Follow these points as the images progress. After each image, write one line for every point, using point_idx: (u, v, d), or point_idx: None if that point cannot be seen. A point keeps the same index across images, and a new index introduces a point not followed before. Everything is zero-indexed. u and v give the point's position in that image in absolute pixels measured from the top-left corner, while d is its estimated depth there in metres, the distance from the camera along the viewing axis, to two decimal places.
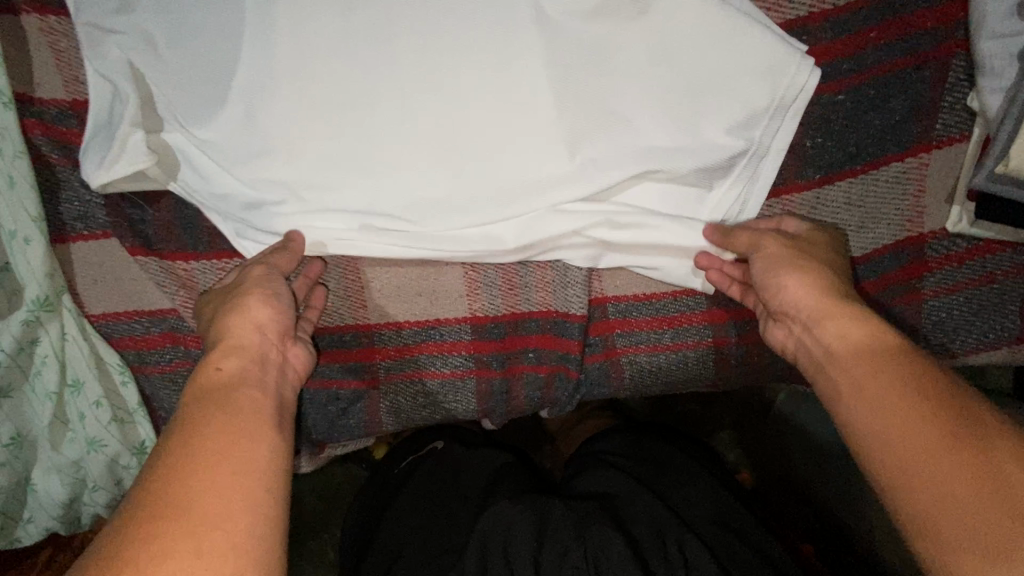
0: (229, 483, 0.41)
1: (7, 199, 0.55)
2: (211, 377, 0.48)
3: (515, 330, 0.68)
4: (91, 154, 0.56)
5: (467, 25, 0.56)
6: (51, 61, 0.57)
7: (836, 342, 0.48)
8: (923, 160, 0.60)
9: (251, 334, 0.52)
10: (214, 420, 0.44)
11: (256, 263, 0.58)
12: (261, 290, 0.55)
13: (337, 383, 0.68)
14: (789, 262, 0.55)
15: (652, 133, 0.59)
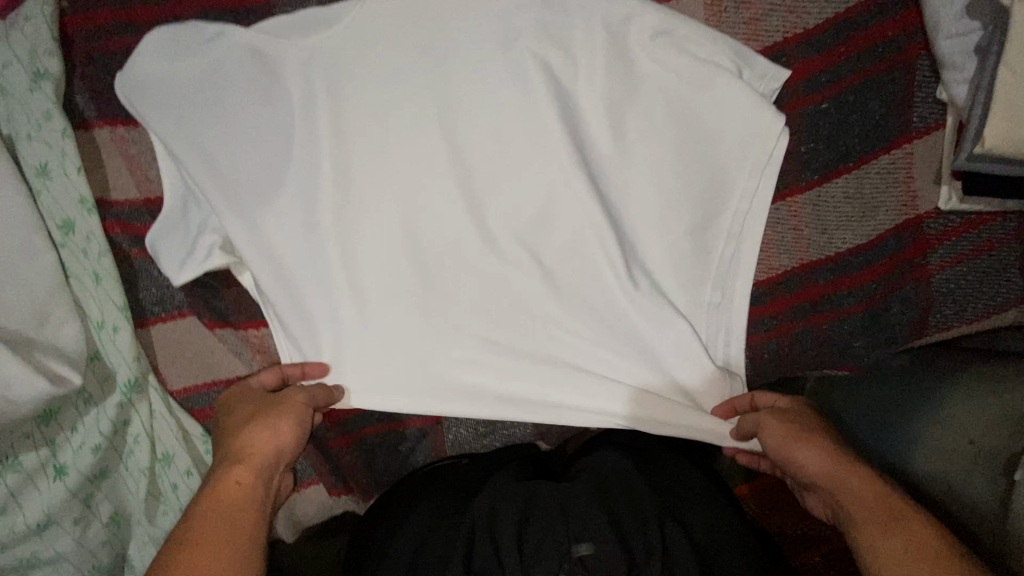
0: None
1: (96, 294, 0.61)
2: (226, 488, 0.54)
3: None
4: (172, 253, 0.62)
5: (481, 95, 0.65)
6: (123, 166, 0.63)
7: (859, 513, 0.52)
8: (907, 151, 0.67)
9: (266, 461, 0.57)
10: (227, 540, 0.50)
11: (282, 394, 0.62)
12: (283, 418, 0.59)
13: (404, 424, 0.73)
14: (795, 435, 0.60)
15: (658, 163, 0.67)
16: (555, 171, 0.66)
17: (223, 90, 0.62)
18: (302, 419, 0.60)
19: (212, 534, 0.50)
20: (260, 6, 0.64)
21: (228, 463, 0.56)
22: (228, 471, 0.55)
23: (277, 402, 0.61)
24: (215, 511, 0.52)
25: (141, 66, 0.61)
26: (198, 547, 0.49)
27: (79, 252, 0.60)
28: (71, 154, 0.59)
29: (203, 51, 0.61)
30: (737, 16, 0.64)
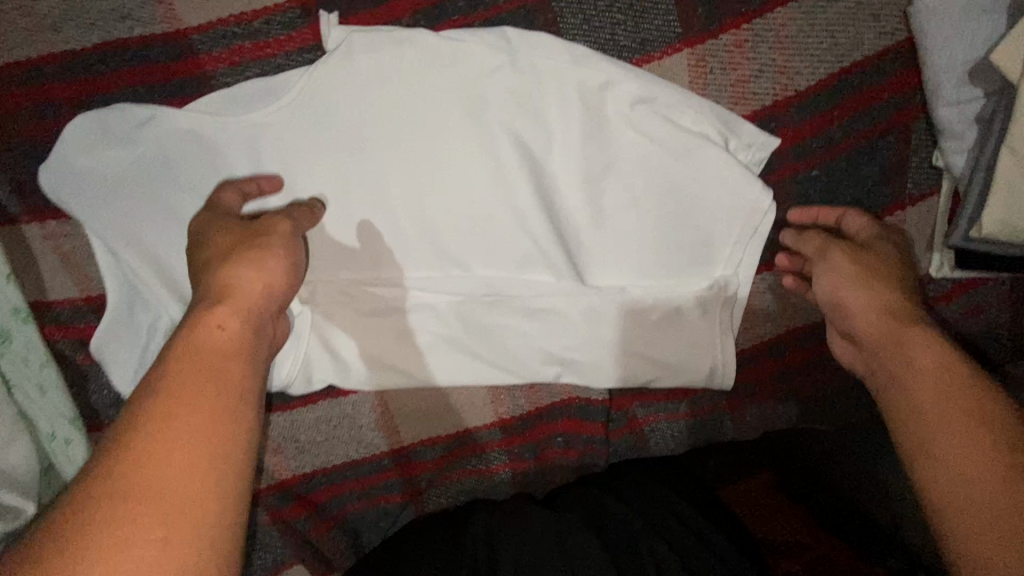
0: (195, 475, 0.36)
1: (42, 406, 0.56)
2: (206, 332, 0.42)
3: (540, 420, 0.74)
4: (113, 361, 0.58)
5: (446, 161, 0.60)
6: (59, 263, 0.58)
7: (907, 372, 0.48)
8: (899, 219, 0.63)
9: (256, 300, 0.46)
10: (202, 390, 0.39)
11: (267, 222, 0.52)
12: (274, 251, 0.49)
13: (383, 498, 0.71)
14: (865, 280, 0.55)
15: (637, 234, 0.62)
16: (528, 247, 0.62)
17: (159, 178, 0.56)
18: (292, 250, 0.51)
19: (189, 401, 0.38)
20: (195, 77, 0.57)
21: (204, 302, 0.45)
22: (203, 312, 0.43)
23: (258, 227, 0.51)
24: (192, 372, 0.40)
25: (65, 158, 0.55)
26: (167, 408, 0.37)
27: (20, 362, 0.55)
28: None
29: (135, 138, 0.55)
30: (722, 78, 0.59)
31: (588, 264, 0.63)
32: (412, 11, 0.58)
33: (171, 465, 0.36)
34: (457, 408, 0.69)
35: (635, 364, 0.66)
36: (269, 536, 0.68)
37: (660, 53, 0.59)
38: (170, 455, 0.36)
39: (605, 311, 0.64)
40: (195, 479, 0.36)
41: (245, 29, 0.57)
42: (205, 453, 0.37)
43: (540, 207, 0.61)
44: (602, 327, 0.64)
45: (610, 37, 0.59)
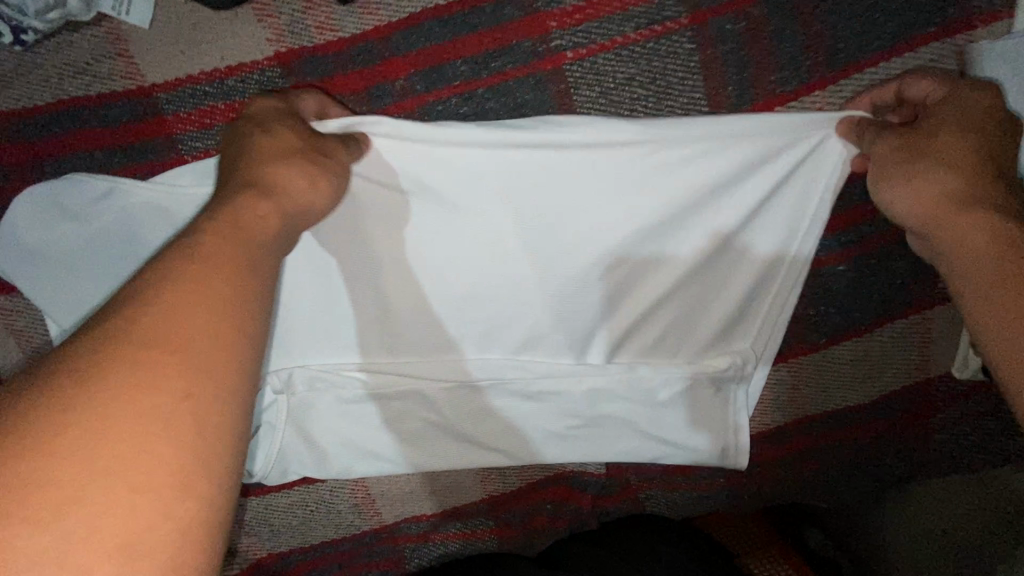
0: (176, 385, 0.26)
1: None
2: (247, 216, 0.36)
3: (532, 490, 0.71)
4: None
5: (439, 235, 0.52)
6: (13, 340, 0.53)
7: (966, 256, 0.41)
8: (924, 317, 0.59)
9: (297, 211, 0.40)
10: (221, 271, 0.31)
11: (325, 141, 0.45)
12: (329, 176, 0.43)
13: (365, 567, 0.68)
14: (906, 155, 0.44)
15: (651, 313, 0.56)
16: (528, 332, 0.56)
17: (116, 256, 0.50)
18: (342, 179, 0.45)
19: (218, 258, 0.31)
20: (160, 140, 0.51)
21: (247, 184, 0.38)
22: (250, 198, 0.37)
23: (321, 143, 0.45)
24: (230, 240, 0.33)
25: (15, 231, 0.50)
26: (194, 275, 0.30)
27: None
28: None
29: (87, 209, 0.49)
30: None
31: (596, 340, 0.57)
32: (408, 74, 0.52)
33: (187, 324, 0.28)
34: (446, 491, 0.67)
35: (634, 450, 0.61)
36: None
37: None
38: (186, 317, 0.28)
39: (606, 401, 0.59)
40: (213, 338, 0.28)
41: (217, 87, 0.51)
42: (210, 364, 0.28)
43: (545, 290, 0.54)
44: (601, 413, 0.59)
45: (629, 112, 0.53)
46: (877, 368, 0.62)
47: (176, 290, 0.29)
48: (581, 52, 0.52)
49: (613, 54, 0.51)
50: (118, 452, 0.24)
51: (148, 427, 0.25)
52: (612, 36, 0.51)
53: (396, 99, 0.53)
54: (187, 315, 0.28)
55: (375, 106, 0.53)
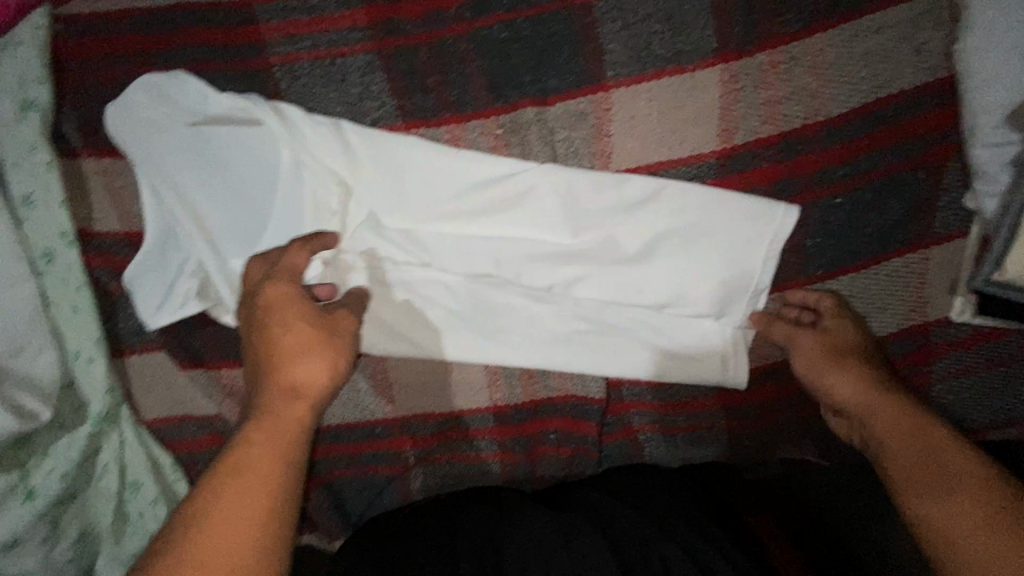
0: (248, 515, 0.46)
1: (74, 325, 0.62)
2: (282, 410, 0.52)
3: (536, 414, 0.73)
4: (145, 297, 0.63)
5: (465, 159, 0.62)
6: (107, 199, 0.63)
7: (880, 433, 0.55)
8: (922, 256, 0.62)
9: (318, 396, 0.54)
10: (274, 440, 0.50)
11: (332, 317, 0.57)
12: (341, 351, 0.56)
13: (369, 469, 0.72)
14: (834, 363, 0.59)
15: (651, 228, 0.63)
16: (547, 236, 0.63)
17: (211, 136, 0.61)
18: (348, 354, 0.56)
19: (262, 460, 0.49)
20: (254, 43, 0.62)
21: (281, 391, 0.52)
22: (287, 404, 0.52)
23: (330, 324, 0.56)
24: (272, 439, 0.50)
25: (129, 103, 0.60)
26: (254, 448, 0.49)
27: (59, 282, 0.61)
28: (55, 187, 0.59)
29: (190, 96, 0.60)
30: (753, 96, 0.60)
31: (599, 246, 0.64)
32: (460, 3, 0.61)
33: (249, 482, 0.48)
34: (454, 389, 0.71)
35: (636, 358, 0.66)
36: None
37: (693, 66, 0.60)
38: (247, 482, 0.48)
39: (613, 308, 0.65)
40: (253, 514, 0.47)
41: (303, 4, 0.61)
42: (257, 499, 0.47)
43: (559, 208, 0.63)
44: (610, 318, 0.65)
45: (646, 45, 0.60)
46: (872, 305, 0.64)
47: (245, 440, 0.50)
48: None
49: None
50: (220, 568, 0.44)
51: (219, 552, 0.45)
52: None
53: (448, 24, 0.61)
54: (237, 519, 0.46)
55: (429, 29, 0.62)
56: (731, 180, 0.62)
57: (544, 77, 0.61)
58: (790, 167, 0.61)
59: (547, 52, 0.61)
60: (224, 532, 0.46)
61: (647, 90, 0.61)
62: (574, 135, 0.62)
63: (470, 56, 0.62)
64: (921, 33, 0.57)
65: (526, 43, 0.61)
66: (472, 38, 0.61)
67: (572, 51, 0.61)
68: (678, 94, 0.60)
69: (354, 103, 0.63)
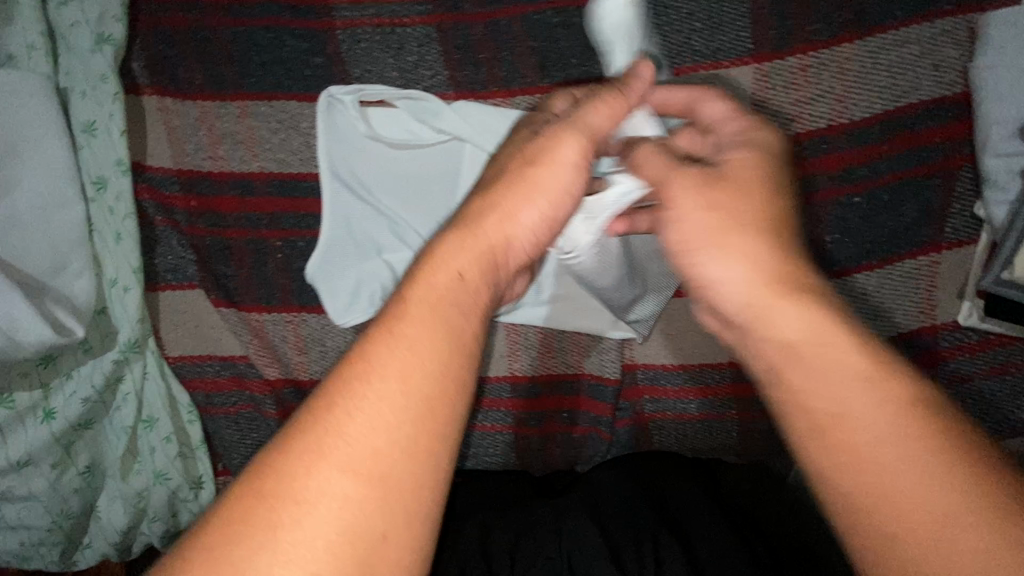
0: (393, 400, 0.37)
1: (115, 251, 0.63)
2: (448, 273, 0.42)
3: (551, 390, 0.74)
4: (338, 301, 0.66)
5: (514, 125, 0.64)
6: (164, 136, 0.65)
7: (814, 366, 0.39)
8: (934, 259, 0.65)
9: (496, 253, 0.45)
10: (435, 303, 0.41)
11: (550, 152, 0.48)
12: (546, 195, 0.48)
13: None
14: (730, 223, 0.45)
15: None
16: None
17: (305, 120, 0.65)
18: (559, 201, 0.49)
19: (415, 332, 0.39)
20: (321, 6, 0.65)
21: (461, 237, 0.44)
22: (458, 251, 0.43)
23: (545, 161, 0.48)
24: (432, 308, 0.40)
25: (215, 70, 0.65)
26: (408, 312, 0.40)
27: (106, 209, 0.63)
28: (118, 116, 0.61)
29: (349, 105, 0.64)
30: (783, 96, 0.64)
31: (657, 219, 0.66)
32: None
33: (409, 356, 0.38)
34: None
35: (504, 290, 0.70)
36: (254, 428, 0.70)
37: (730, 63, 0.64)
38: (407, 353, 0.38)
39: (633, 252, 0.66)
40: (406, 406, 0.37)
41: None
42: (416, 376, 0.38)
43: None
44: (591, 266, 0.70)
45: (686, 41, 0.64)
46: (900, 300, 0.66)
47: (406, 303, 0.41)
48: None
49: None
50: (360, 470, 0.35)
51: (368, 452, 0.36)
52: None
53: (503, 5, 0.65)
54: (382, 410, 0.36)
55: (486, 8, 0.65)
56: None
57: (590, 61, 0.65)
58: (815, 164, 0.65)
59: None
60: (371, 424, 0.36)
61: (685, 82, 0.65)
62: None
63: (523, 37, 0.66)
64: (939, 50, 0.62)
65: (575, 28, 0.65)
66: (525, 20, 0.65)
67: None
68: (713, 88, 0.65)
69: (409, 70, 0.66)
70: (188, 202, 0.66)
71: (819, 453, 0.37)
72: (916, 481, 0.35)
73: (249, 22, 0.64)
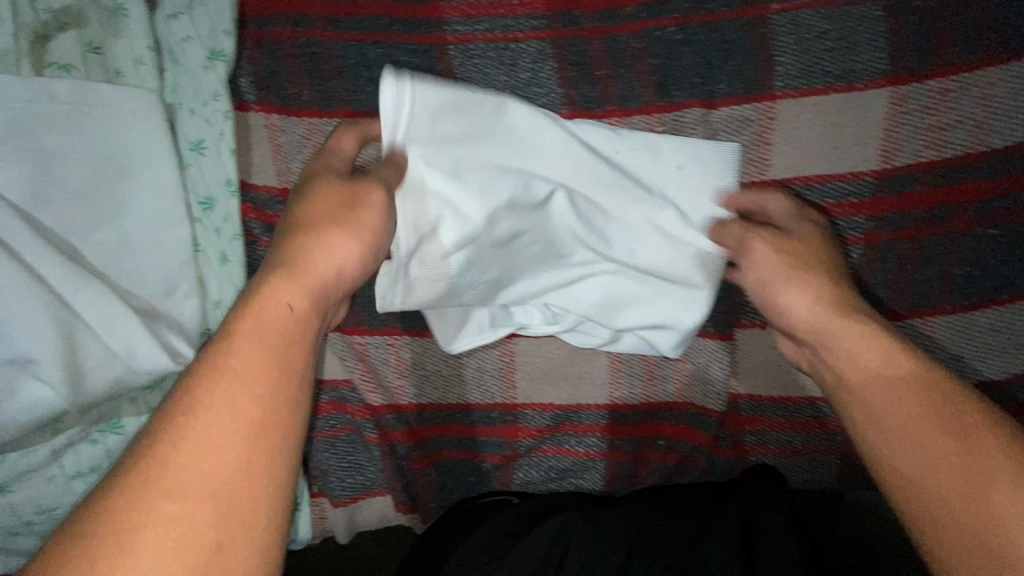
0: (227, 418, 0.39)
1: (220, 274, 0.61)
2: (276, 309, 0.44)
3: (650, 417, 0.72)
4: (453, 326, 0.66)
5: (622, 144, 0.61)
6: (269, 153, 0.63)
7: (849, 368, 0.51)
8: None
9: (319, 283, 0.48)
10: (261, 333, 0.43)
11: (361, 188, 0.52)
12: (361, 229, 0.51)
13: (479, 455, 0.74)
14: (789, 269, 0.55)
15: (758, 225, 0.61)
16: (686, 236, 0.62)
17: None
18: (377, 236, 0.53)
19: (248, 365, 0.41)
20: (433, 20, 0.62)
21: (282, 272, 0.46)
22: (281, 284, 0.46)
23: (356, 196, 0.52)
24: (259, 341, 0.42)
25: (324, 85, 0.62)
26: (249, 340, 0.42)
27: (212, 229, 0.61)
28: (228, 136, 0.59)
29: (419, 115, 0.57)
30: (919, 121, 0.61)
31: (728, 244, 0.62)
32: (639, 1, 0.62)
33: (247, 383, 0.41)
34: (576, 381, 0.71)
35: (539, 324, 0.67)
36: (351, 451, 0.71)
37: (863, 86, 0.61)
38: (244, 382, 0.41)
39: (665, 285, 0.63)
40: (245, 425, 0.40)
41: None
42: (248, 394, 0.40)
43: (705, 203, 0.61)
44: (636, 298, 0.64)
45: (818, 62, 0.61)
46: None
47: (233, 336, 0.42)
48: (787, 5, 0.60)
49: (815, 11, 0.60)
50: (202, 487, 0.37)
51: (213, 471, 0.38)
52: None
53: (623, 21, 0.62)
54: (223, 430, 0.39)
55: (605, 23, 0.63)
56: (886, 200, 0.63)
57: (713, 80, 0.62)
58: (950, 194, 0.62)
59: (720, 56, 0.62)
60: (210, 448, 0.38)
61: (815, 104, 0.62)
62: (737, 139, 0.63)
63: (642, 54, 0.63)
64: None
65: (699, 46, 0.62)
66: (646, 37, 0.62)
67: (744, 59, 0.62)
68: (845, 111, 0.61)
69: (522, 88, 0.64)
70: None
71: (875, 437, 0.48)
72: (944, 448, 0.44)
73: (360, 36, 0.62)
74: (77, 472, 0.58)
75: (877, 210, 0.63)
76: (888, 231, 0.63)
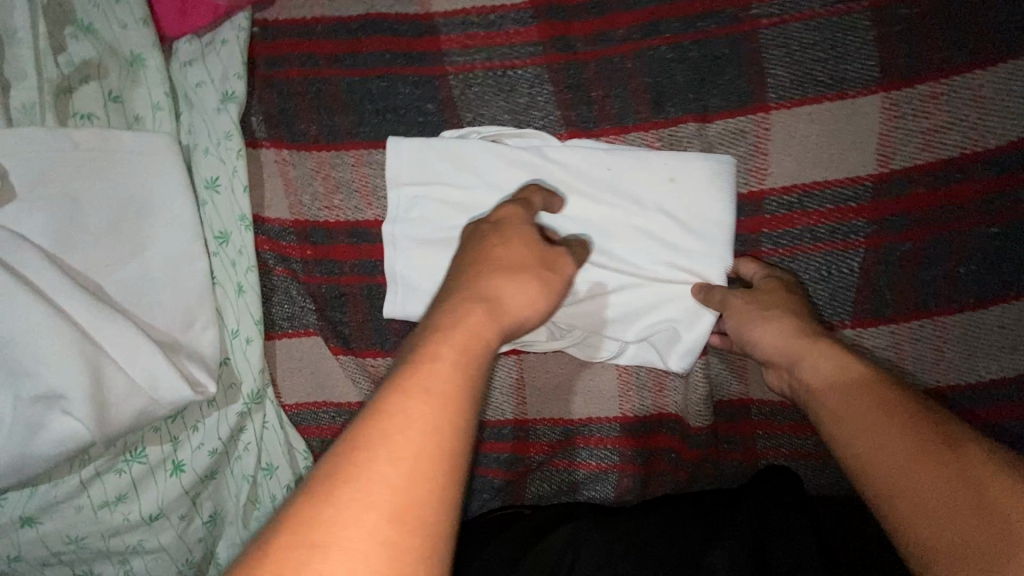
0: (438, 428, 0.34)
1: (236, 304, 0.64)
2: (476, 328, 0.40)
3: (658, 427, 0.72)
4: None
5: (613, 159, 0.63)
6: (281, 187, 0.66)
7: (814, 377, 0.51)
8: None
9: (512, 321, 0.44)
10: (464, 348, 0.39)
11: (553, 253, 0.50)
12: (541, 280, 0.47)
13: (493, 472, 0.74)
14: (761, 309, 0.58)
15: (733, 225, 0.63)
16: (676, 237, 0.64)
17: None
18: (557, 293, 0.48)
19: (445, 382, 0.36)
20: (432, 53, 0.65)
21: (480, 301, 0.43)
22: (481, 315, 0.41)
23: (549, 257, 0.49)
24: (462, 350, 0.38)
25: (330, 119, 0.65)
26: (451, 351, 0.38)
27: (228, 262, 0.63)
28: (240, 172, 0.62)
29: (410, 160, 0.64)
30: (912, 124, 0.61)
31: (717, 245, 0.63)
32: (630, 25, 0.64)
33: (443, 396, 0.35)
34: (586, 394, 0.72)
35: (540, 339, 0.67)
36: None
37: (853, 93, 0.62)
38: (429, 401, 0.35)
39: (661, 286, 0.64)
40: (436, 444, 0.34)
41: (481, 19, 0.65)
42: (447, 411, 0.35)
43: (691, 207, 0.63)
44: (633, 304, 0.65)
45: (808, 72, 0.62)
46: None
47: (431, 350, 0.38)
48: (775, 20, 0.62)
49: (803, 24, 0.62)
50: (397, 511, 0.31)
51: (395, 489, 0.32)
52: (802, 10, 0.62)
53: (616, 44, 0.65)
54: (432, 435, 0.34)
55: (597, 47, 0.65)
56: (885, 204, 0.63)
57: (707, 94, 0.64)
58: (947, 194, 0.62)
59: (712, 71, 0.63)
60: (404, 455, 0.33)
61: (807, 114, 0.63)
62: (732, 151, 0.64)
63: (636, 74, 0.65)
64: None
65: (691, 64, 0.64)
66: (638, 57, 0.64)
67: (736, 73, 0.63)
68: (837, 119, 0.63)
69: (520, 112, 0.66)
70: (304, 252, 0.66)
71: (839, 435, 0.46)
72: (901, 442, 0.42)
73: (364, 71, 0.65)
74: (105, 500, 0.59)
75: (877, 213, 0.63)
76: (893, 233, 0.63)
